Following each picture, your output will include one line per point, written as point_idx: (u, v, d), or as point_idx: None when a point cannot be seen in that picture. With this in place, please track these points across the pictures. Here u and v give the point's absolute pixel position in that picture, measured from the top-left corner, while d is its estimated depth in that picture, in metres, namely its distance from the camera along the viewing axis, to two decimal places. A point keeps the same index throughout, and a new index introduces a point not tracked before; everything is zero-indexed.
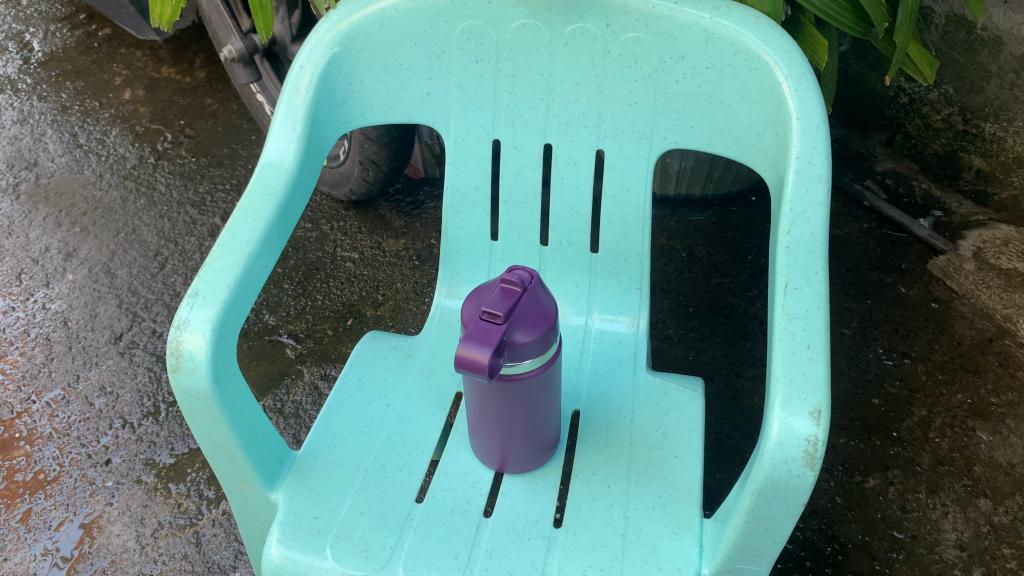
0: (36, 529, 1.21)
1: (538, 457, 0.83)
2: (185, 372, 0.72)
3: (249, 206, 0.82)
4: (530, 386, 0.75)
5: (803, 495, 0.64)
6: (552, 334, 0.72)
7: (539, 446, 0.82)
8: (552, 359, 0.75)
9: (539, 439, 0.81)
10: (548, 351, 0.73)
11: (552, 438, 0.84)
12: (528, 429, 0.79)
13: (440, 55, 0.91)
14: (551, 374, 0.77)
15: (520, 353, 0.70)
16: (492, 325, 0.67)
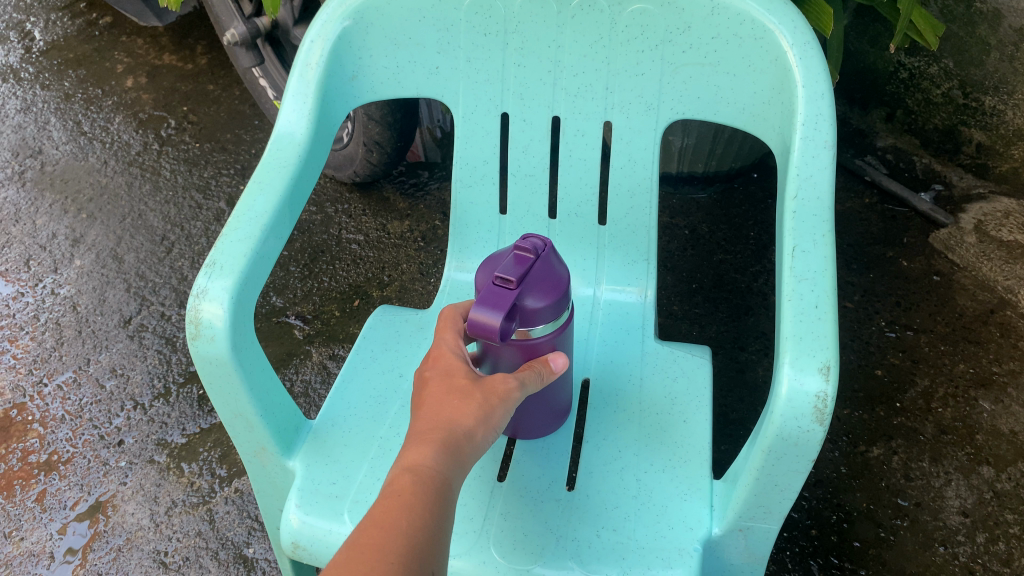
0: (52, 509, 1.23)
1: (547, 425, 0.85)
2: (204, 340, 0.73)
3: (263, 177, 0.83)
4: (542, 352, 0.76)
5: (813, 451, 0.65)
6: (565, 299, 0.73)
7: (550, 413, 0.83)
8: (564, 325, 0.76)
9: (550, 405, 0.82)
10: (561, 317, 0.74)
11: (562, 407, 0.85)
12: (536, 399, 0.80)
13: (448, 29, 0.92)
14: (563, 341, 0.78)
15: (532, 319, 0.71)
16: (505, 290, 0.68)
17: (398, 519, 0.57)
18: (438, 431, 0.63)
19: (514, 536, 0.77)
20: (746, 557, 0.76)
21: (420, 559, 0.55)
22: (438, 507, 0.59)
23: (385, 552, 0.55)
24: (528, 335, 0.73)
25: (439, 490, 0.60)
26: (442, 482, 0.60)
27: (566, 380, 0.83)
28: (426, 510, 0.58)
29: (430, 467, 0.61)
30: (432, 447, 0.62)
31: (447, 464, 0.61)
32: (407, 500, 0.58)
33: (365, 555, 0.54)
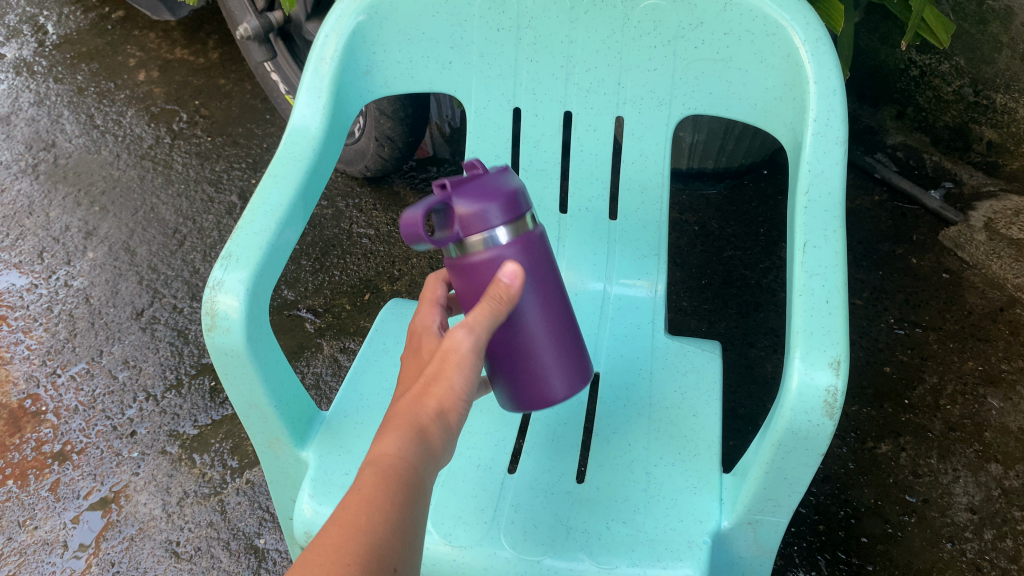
0: (65, 498, 1.25)
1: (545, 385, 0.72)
2: (220, 331, 0.74)
3: (278, 171, 0.84)
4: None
5: (823, 445, 0.66)
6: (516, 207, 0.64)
7: (551, 373, 0.72)
8: (531, 252, 0.67)
9: (547, 360, 0.71)
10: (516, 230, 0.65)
11: (569, 364, 0.73)
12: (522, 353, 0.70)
13: (461, 24, 0.92)
14: (539, 278, 0.69)
15: (473, 230, 0.63)
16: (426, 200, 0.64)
17: (360, 513, 0.53)
18: (400, 416, 0.59)
19: (525, 528, 0.78)
20: (754, 550, 0.76)
21: (382, 556, 0.51)
22: (405, 498, 0.55)
23: (343, 550, 0.50)
24: (477, 253, 0.64)
25: (406, 478, 0.56)
26: (410, 470, 0.56)
27: (566, 331, 0.73)
28: (392, 502, 0.54)
29: (395, 457, 0.56)
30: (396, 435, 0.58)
31: (413, 449, 0.57)
32: (370, 492, 0.54)
33: (323, 556, 0.50)
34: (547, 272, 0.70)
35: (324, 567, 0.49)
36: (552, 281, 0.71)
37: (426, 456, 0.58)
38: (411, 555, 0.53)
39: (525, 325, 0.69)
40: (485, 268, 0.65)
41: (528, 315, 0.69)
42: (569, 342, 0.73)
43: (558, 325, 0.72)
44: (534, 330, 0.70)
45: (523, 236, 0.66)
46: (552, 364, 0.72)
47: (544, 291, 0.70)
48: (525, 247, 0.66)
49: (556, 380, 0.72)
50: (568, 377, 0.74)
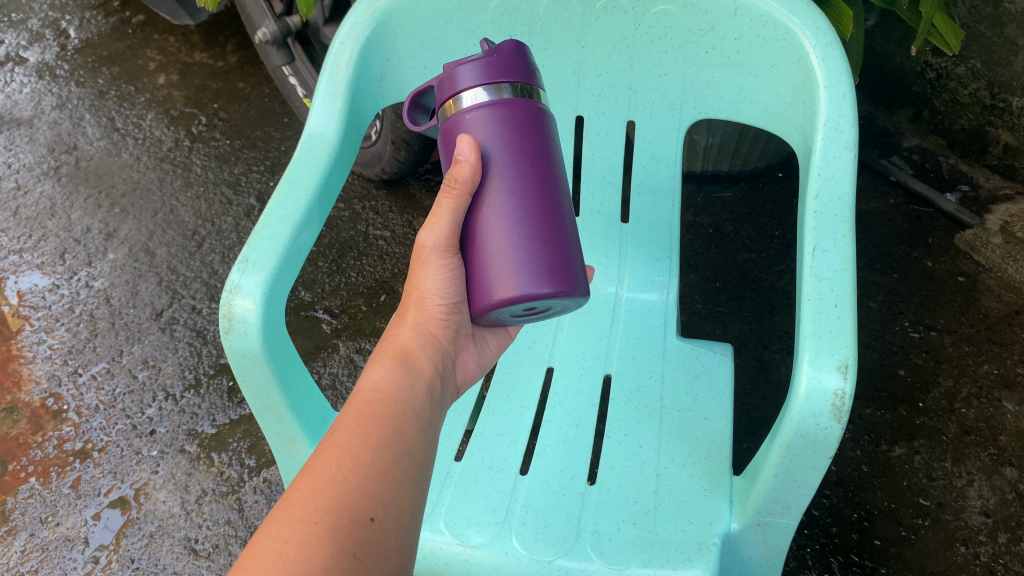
0: (86, 495, 1.27)
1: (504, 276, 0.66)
2: (238, 334, 0.76)
3: (294, 177, 0.85)
4: (480, 154, 0.67)
5: (831, 449, 0.66)
6: (499, 69, 0.66)
7: (518, 259, 0.66)
8: (512, 121, 0.67)
9: (514, 248, 0.66)
10: (494, 91, 0.66)
11: (544, 260, 0.66)
12: (489, 237, 0.67)
13: (474, 30, 0.94)
14: (518, 156, 0.68)
15: (450, 81, 0.67)
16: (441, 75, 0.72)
17: (330, 465, 0.59)
18: (384, 354, 0.70)
19: (537, 529, 0.79)
20: (765, 553, 0.76)
21: (352, 506, 0.57)
22: (380, 436, 0.62)
23: (310, 505, 0.56)
24: (454, 106, 0.68)
25: (380, 415, 0.64)
26: (386, 405, 0.65)
27: (545, 221, 0.68)
28: (363, 443, 0.61)
29: (371, 393, 0.66)
30: (376, 373, 0.68)
31: (388, 379, 0.67)
32: (342, 438, 0.61)
33: (290, 508, 0.56)
34: (535, 160, 0.69)
35: (290, 516, 0.55)
36: (545, 176, 0.69)
37: (402, 386, 0.67)
38: (382, 497, 0.58)
39: (499, 207, 0.68)
40: (460, 123, 0.68)
41: (501, 194, 0.68)
42: (551, 240, 0.67)
43: (538, 216, 0.68)
44: (507, 213, 0.67)
45: (506, 101, 0.67)
46: (517, 248, 0.66)
47: (527, 177, 0.68)
48: (503, 111, 0.67)
49: (518, 273, 0.66)
50: (535, 272, 0.66)
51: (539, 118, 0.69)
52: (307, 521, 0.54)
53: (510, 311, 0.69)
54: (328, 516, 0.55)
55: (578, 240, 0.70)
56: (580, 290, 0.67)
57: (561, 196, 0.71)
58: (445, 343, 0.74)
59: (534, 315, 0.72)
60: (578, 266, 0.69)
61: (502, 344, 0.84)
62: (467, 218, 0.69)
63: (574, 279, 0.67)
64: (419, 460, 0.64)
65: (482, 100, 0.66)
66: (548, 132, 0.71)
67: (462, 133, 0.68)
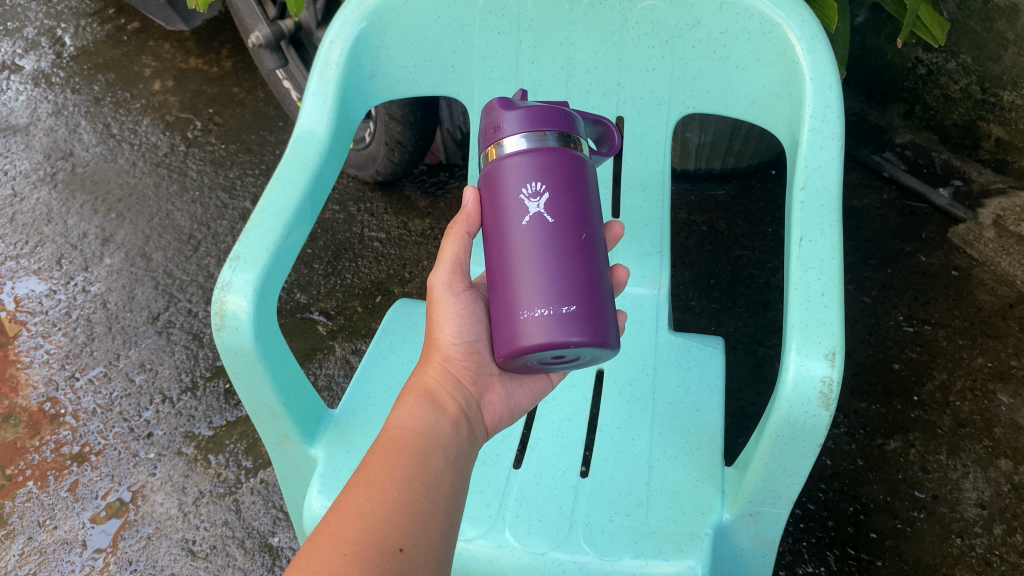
0: (84, 499, 1.27)
1: (534, 325, 0.65)
2: (229, 331, 0.76)
3: (285, 174, 0.86)
4: (516, 198, 0.66)
5: (819, 436, 0.67)
6: (542, 120, 0.66)
7: (545, 306, 0.65)
8: (550, 167, 0.66)
9: (540, 294, 0.65)
10: (537, 140, 0.66)
11: (572, 308, 0.65)
12: (514, 282, 0.66)
13: (463, 28, 0.94)
14: (555, 201, 0.66)
15: (493, 129, 0.67)
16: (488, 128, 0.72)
17: (358, 498, 0.59)
18: (409, 393, 0.71)
19: (530, 521, 0.80)
20: (757, 543, 0.77)
21: (379, 537, 0.57)
22: (406, 469, 0.63)
23: (338, 537, 0.56)
24: (494, 153, 0.67)
25: (406, 449, 0.65)
26: (412, 441, 0.66)
27: (577, 268, 0.66)
28: (389, 477, 0.61)
29: (397, 430, 0.66)
30: (403, 411, 0.69)
31: (413, 417, 0.68)
32: (369, 472, 0.62)
33: (320, 541, 0.56)
34: (572, 209, 0.67)
35: (320, 549, 0.55)
36: (582, 223, 0.67)
37: (427, 421, 0.68)
38: (409, 529, 0.58)
39: (529, 252, 0.66)
40: (499, 169, 0.67)
41: (532, 239, 0.66)
42: (581, 289, 0.65)
43: (571, 264, 0.66)
44: (538, 259, 0.66)
45: (547, 150, 0.66)
46: (545, 294, 0.65)
47: (563, 223, 0.66)
48: (543, 158, 0.66)
49: (547, 321, 0.64)
50: (564, 321, 0.64)
51: (579, 166, 0.68)
52: (336, 553, 0.55)
53: (537, 358, 0.67)
54: (356, 548, 0.55)
55: (611, 291, 0.68)
56: (609, 342, 0.66)
57: (599, 244, 0.69)
58: (469, 381, 0.74)
59: (565, 362, 0.70)
60: (610, 317, 0.67)
61: (541, 393, 0.81)
62: (499, 260, 0.68)
63: (604, 328, 0.66)
64: (448, 492, 0.64)
65: (522, 148, 0.66)
66: (590, 180, 0.69)
67: (500, 177, 0.67)
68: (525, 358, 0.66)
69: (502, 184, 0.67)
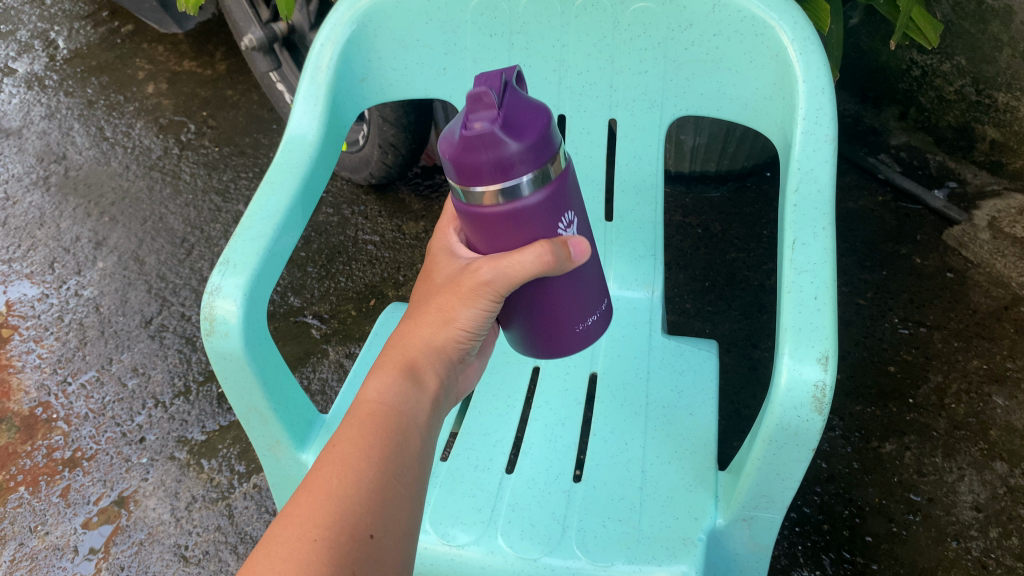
0: (76, 504, 1.27)
1: (577, 336, 0.76)
2: (219, 336, 0.76)
3: (275, 178, 0.86)
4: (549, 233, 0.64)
5: (813, 441, 0.66)
6: (540, 155, 0.57)
7: (590, 318, 0.75)
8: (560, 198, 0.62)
9: (581, 309, 0.73)
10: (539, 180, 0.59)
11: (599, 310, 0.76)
12: (552, 310, 0.71)
13: (454, 31, 0.94)
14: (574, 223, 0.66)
15: (512, 171, 0.56)
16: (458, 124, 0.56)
17: (329, 479, 0.58)
18: (392, 363, 0.67)
19: (522, 526, 0.79)
20: (751, 548, 0.76)
21: (351, 521, 0.56)
22: (382, 452, 0.61)
23: (308, 520, 0.55)
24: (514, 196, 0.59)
25: (383, 428, 0.62)
26: (390, 421, 0.63)
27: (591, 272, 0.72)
28: (364, 457, 0.60)
29: (378, 406, 0.64)
30: (388, 380, 0.65)
31: (397, 392, 0.65)
32: (342, 449, 0.60)
33: (289, 523, 0.55)
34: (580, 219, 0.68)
35: (289, 531, 0.54)
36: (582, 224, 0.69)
37: (410, 399, 0.65)
38: (383, 513, 0.57)
39: (570, 285, 0.70)
40: (523, 217, 0.61)
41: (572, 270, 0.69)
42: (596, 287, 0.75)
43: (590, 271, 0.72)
44: (575, 286, 0.71)
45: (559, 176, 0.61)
46: (586, 309, 0.74)
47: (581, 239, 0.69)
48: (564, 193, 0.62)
49: (584, 329, 0.75)
50: (594, 322, 0.76)
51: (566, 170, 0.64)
52: (305, 538, 0.54)
53: None
54: (327, 533, 0.55)
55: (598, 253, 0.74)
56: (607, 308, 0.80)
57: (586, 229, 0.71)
58: (461, 356, 0.71)
59: None
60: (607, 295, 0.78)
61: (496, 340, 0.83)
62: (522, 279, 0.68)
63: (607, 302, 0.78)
64: (423, 475, 0.63)
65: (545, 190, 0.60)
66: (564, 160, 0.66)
67: (521, 221, 0.61)
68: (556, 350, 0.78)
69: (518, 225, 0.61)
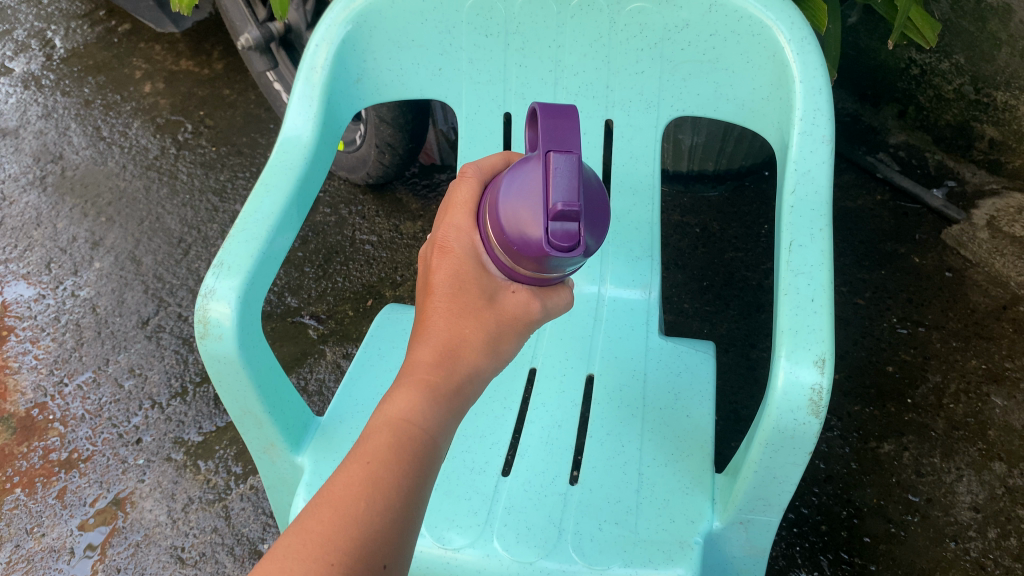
0: (72, 506, 1.26)
1: None
2: (213, 339, 0.75)
3: (270, 179, 0.85)
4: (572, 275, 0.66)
5: (809, 444, 0.66)
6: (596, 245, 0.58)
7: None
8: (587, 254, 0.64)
9: None
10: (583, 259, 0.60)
11: None
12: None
13: (450, 31, 0.94)
14: None
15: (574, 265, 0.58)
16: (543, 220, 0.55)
17: (358, 500, 0.57)
18: (438, 382, 0.63)
19: (518, 529, 0.79)
20: (748, 551, 0.76)
21: (371, 549, 0.55)
22: (414, 483, 0.59)
23: (329, 544, 0.54)
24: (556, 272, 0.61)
25: (421, 458, 0.61)
26: (423, 447, 0.61)
27: None
28: (397, 483, 0.58)
29: (415, 430, 0.61)
30: (426, 402, 0.62)
31: (435, 418, 0.62)
32: (377, 472, 0.58)
33: (308, 542, 0.54)
34: None
35: (307, 552, 0.54)
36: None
37: (442, 426, 0.63)
38: (403, 546, 0.57)
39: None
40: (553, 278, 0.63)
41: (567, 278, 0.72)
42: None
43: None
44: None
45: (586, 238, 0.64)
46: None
47: None
48: None
49: None
50: None
51: None
52: (322, 561, 0.53)
53: None
54: (348, 558, 0.54)
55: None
56: None
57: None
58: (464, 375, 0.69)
59: None
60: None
61: None
62: None
63: None
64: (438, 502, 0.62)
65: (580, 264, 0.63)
66: None
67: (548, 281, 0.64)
68: None
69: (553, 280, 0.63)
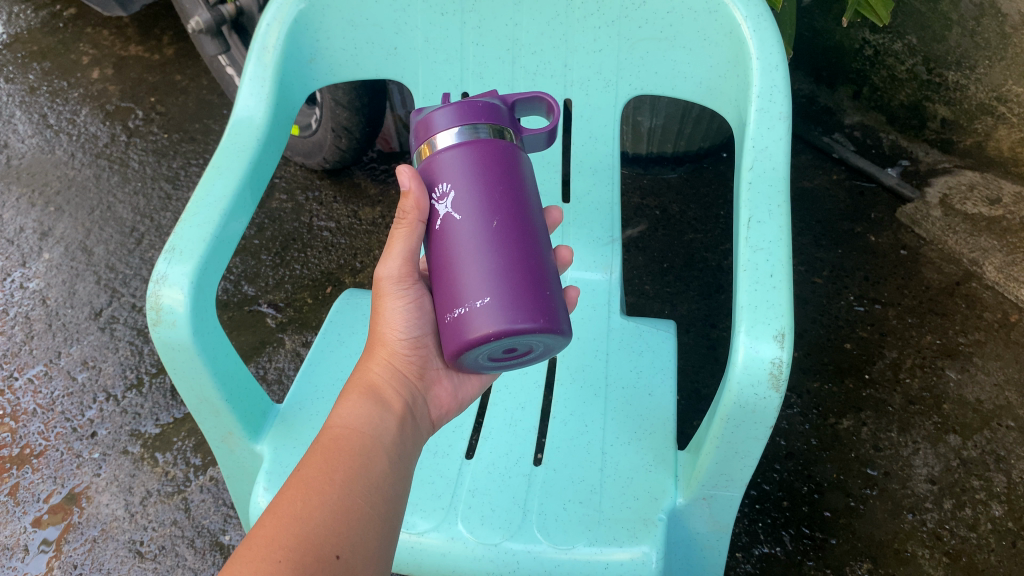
0: (25, 502, 1.23)
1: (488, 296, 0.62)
2: (166, 326, 0.74)
3: (221, 162, 0.83)
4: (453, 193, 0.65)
5: (770, 418, 0.66)
6: (475, 112, 0.65)
7: (492, 296, 0.62)
8: (490, 160, 0.65)
9: (477, 284, 0.63)
10: (470, 132, 0.65)
11: (508, 295, 0.62)
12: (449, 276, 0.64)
13: (405, 9, 0.92)
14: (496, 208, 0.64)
15: (425, 127, 0.66)
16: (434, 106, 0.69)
17: (295, 502, 0.58)
18: (353, 388, 0.69)
19: (482, 512, 0.78)
20: (712, 526, 0.76)
21: (316, 543, 0.56)
22: (349, 471, 0.61)
23: (275, 542, 0.55)
24: (427, 150, 0.66)
25: (354, 448, 0.63)
26: (355, 440, 0.64)
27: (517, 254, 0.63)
28: (331, 479, 0.60)
29: (338, 430, 0.65)
30: (346, 409, 0.67)
31: (354, 414, 0.66)
32: (307, 475, 0.60)
33: (255, 545, 0.54)
34: (515, 221, 0.64)
35: (255, 553, 0.54)
36: (521, 205, 0.65)
37: (371, 419, 0.66)
38: (348, 533, 0.57)
39: (467, 246, 0.64)
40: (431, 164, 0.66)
41: (479, 232, 0.64)
42: (524, 273, 0.63)
43: (497, 251, 0.63)
44: (476, 250, 0.63)
45: (478, 143, 0.65)
46: (481, 283, 0.62)
47: (486, 212, 0.64)
48: (474, 152, 0.64)
49: (475, 284, 0.63)
50: (501, 294, 0.62)
51: (503, 150, 0.66)
52: (270, 559, 0.53)
53: (487, 352, 0.65)
54: (292, 553, 0.54)
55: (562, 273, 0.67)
56: (554, 324, 0.63)
57: (538, 223, 0.67)
58: (416, 377, 0.73)
59: (515, 355, 0.67)
60: (556, 300, 0.64)
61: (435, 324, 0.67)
62: (444, 267, 0.65)
63: (551, 313, 0.63)
64: (389, 493, 0.63)
65: (452, 142, 0.65)
66: (520, 170, 0.67)
67: (434, 176, 0.66)
68: (470, 355, 0.64)
69: (435, 179, 0.65)
